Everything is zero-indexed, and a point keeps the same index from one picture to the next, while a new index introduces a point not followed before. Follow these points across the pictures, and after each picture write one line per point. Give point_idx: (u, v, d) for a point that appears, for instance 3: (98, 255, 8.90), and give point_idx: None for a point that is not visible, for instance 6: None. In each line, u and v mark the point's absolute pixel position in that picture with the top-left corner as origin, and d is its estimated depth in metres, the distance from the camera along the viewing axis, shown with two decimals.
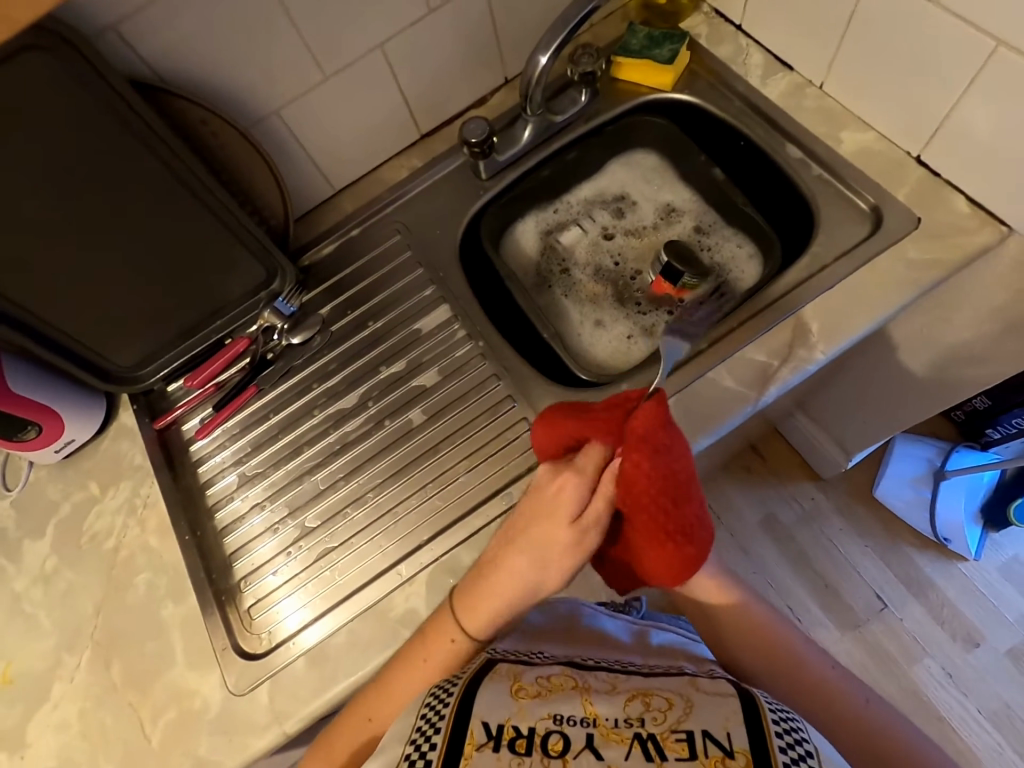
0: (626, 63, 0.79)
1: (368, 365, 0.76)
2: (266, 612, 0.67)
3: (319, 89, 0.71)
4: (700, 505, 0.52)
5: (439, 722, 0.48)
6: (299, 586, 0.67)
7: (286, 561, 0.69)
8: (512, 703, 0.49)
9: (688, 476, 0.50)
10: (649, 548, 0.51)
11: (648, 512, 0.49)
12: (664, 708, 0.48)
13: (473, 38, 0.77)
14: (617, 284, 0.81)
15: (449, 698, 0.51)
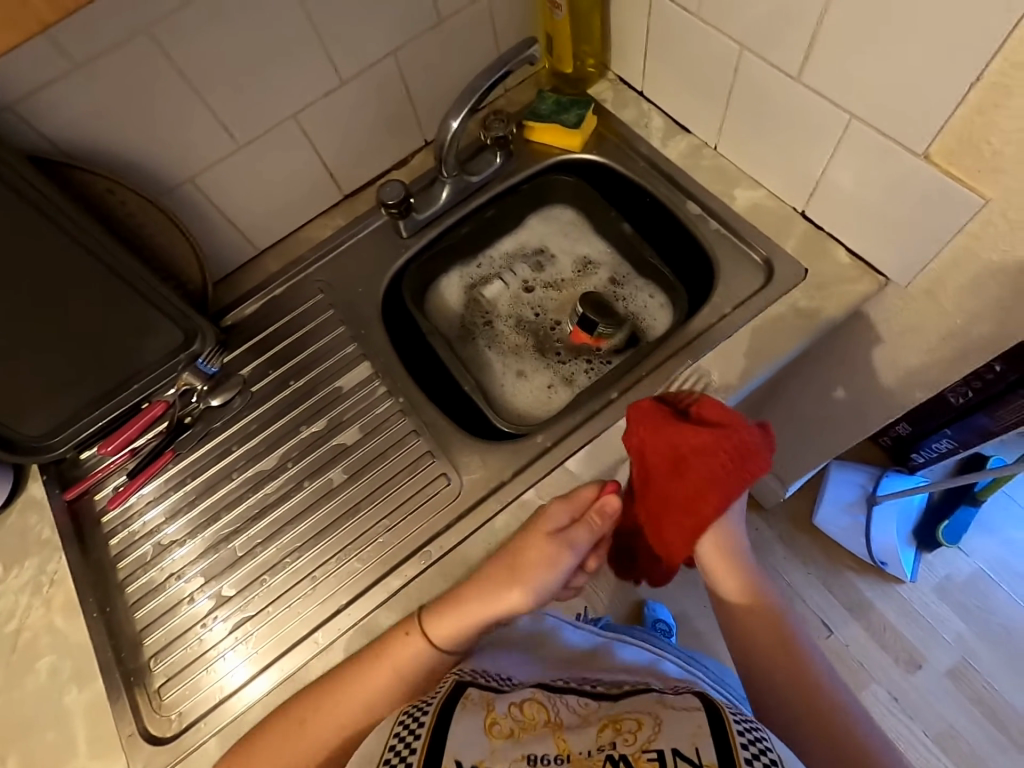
0: (537, 126, 0.83)
1: (290, 424, 0.75)
2: (181, 685, 0.64)
3: (233, 156, 0.73)
4: (729, 487, 0.55)
5: (411, 758, 0.46)
6: (210, 662, 0.64)
7: (199, 634, 0.66)
8: (486, 742, 0.48)
9: (699, 456, 0.55)
10: (670, 523, 0.58)
11: (663, 485, 0.57)
12: (635, 728, 0.47)
13: (388, 105, 0.80)
14: (538, 334, 0.83)
15: (420, 731, 0.49)
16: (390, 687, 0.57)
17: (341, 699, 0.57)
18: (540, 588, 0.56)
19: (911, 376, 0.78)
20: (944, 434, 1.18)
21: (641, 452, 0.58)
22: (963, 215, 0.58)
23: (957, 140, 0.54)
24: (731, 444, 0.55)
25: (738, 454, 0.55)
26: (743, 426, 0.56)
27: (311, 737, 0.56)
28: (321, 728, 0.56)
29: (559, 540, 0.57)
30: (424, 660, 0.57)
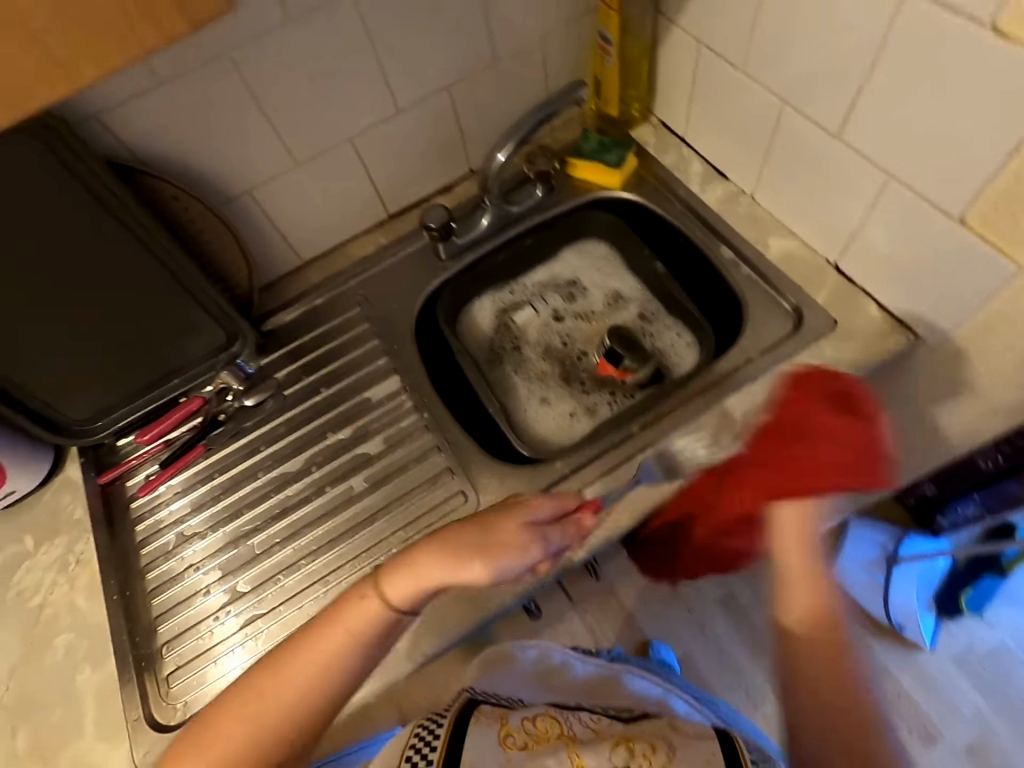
0: (580, 164, 0.87)
1: (317, 430, 0.77)
2: (188, 676, 0.66)
3: (290, 172, 0.77)
4: (828, 470, 0.54)
5: (431, 751, 0.49)
6: (220, 653, 0.66)
7: (211, 626, 0.68)
8: (500, 751, 0.51)
9: (819, 422, 0.56)
10: (757, 481, 0.58)
11: (780, 445, 0.57)
12: (647, 752, 0.50)
13: (439, 134, 0.84)
14: (565, 363, 0.85)
15: (439, 732, 0.51)
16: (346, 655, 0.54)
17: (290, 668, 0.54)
18: (505, 558, 0.55)
19: None
20: (973, 497, 1.14)
21: (781, 424, 0.59)
22: (998, 281, 0.58)
23: (994, 208, 0.55)
24: (864, 436, 0.54)
25: (869, 445, 0.54)
26: (875, 420, 0.56)
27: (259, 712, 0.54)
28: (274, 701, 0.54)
29: (528, 523, 0.57)
30: (378, 622, 0.55)
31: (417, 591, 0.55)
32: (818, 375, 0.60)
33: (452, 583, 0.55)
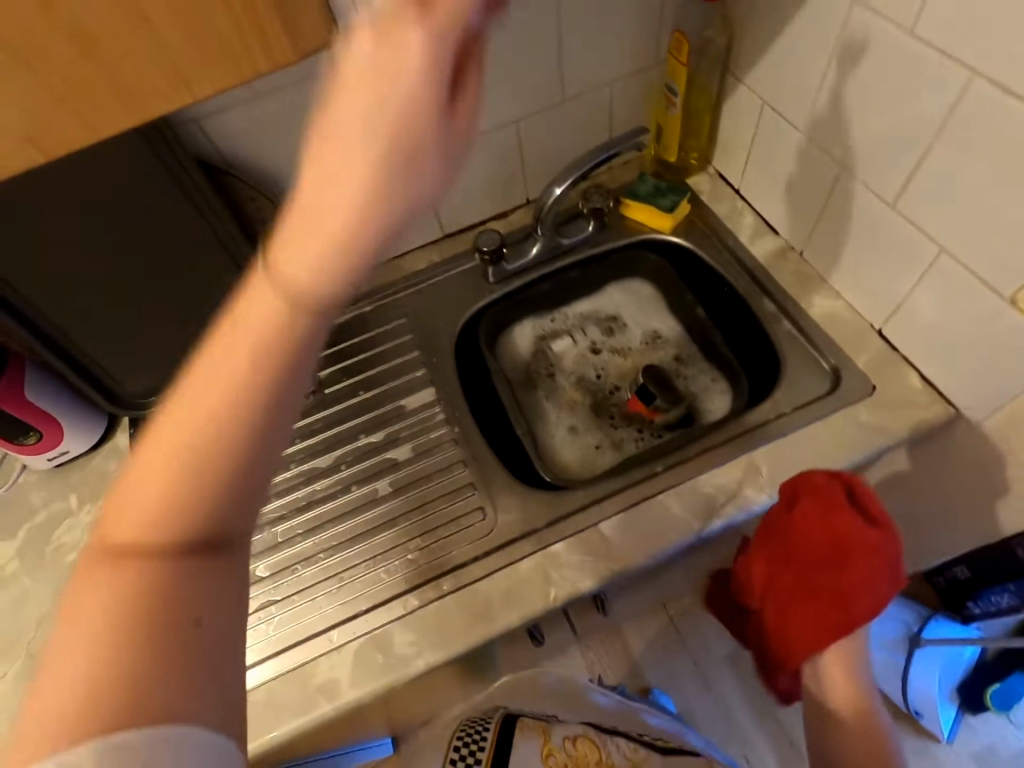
0: (633, 204, 0.89)
1: (351, 430, 0.80)
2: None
3: None
4: (862, 583, 0.59)
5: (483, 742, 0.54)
6: None
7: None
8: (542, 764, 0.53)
9: (851, 542, 0.59)
10: (798, 607, 0.61)
11: (806, 568, 0.61)
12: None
13: (501, 164, 0.88)
14: (597, 395, 0.86)
15: (487, 731, 0.56)
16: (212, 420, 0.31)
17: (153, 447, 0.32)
18: (414, 121, 0.29)
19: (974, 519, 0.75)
20: (1009, 589, 1.03)
21: (809, 537, 0.60)
22: None
23: None
24: (888, 548, 0.60)
25: (895, 556, 0.60)
26: (895, 528, 0.61)
27: (112, 586, 0.30)
28: (146, 555, 0.31)
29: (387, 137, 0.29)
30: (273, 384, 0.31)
31: (328, 250, 0.30)
32: (823, 479, 0.61)
33: (344, 248, 0.30)
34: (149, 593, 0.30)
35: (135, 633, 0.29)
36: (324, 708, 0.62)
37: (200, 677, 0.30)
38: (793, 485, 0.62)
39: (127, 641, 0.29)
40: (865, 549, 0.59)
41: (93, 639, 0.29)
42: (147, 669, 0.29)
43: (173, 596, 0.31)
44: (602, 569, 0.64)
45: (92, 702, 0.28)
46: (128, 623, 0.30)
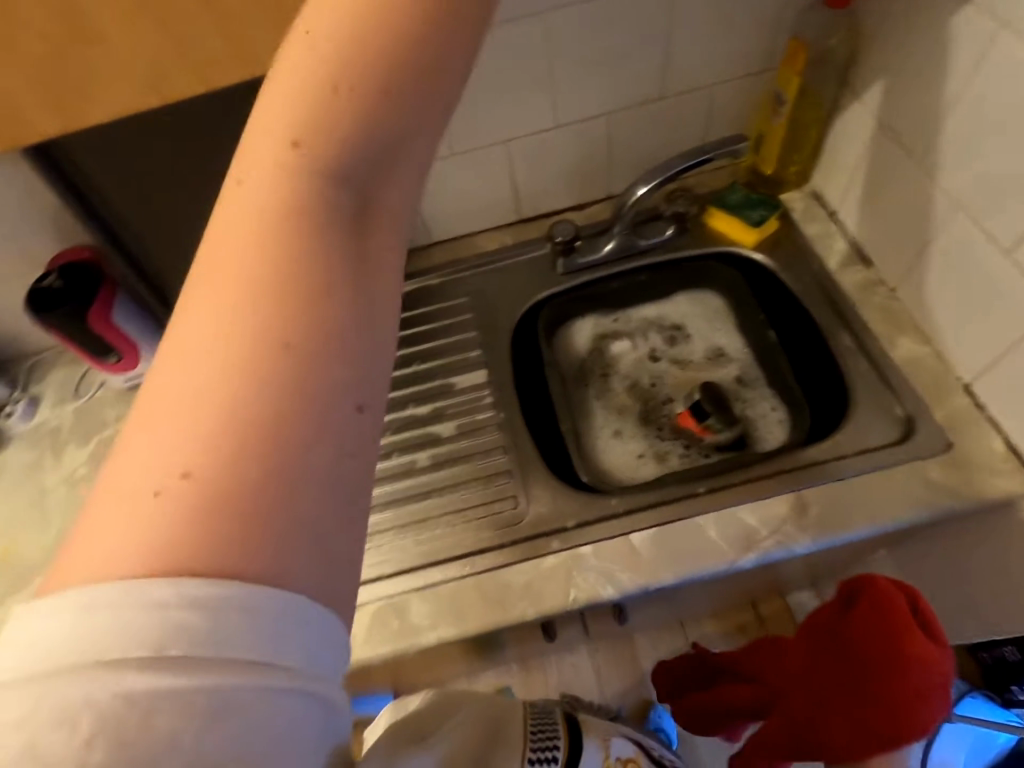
0: (718, 214, 0.86)
1: (400, 399, 0.82)
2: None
3: (444, 160, 0.82)
4: (915, 695, 0.55)
5: None
6: None
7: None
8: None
9: (913, 655, 0.56)
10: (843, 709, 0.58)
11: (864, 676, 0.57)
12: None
13: (587, 155, 0.86)
14: (648, 403, 0.84)
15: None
16: (307, 171, 0.27)
17: (251, 217, 0.27)
18: None
19: None
20: None
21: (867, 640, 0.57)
22: None
23: None
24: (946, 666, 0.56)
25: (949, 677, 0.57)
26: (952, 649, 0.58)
27: (210, 376, 0.24)
28: (241, 352, 0.24)
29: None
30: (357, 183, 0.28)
31: None
32: (887, 585, 0.58)
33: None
34: (257, 400, 0.24)
35: (255, 449, 0.23)
36: None
37: (324, 533, 0.24)
38: (857, 587, 0.60)
39: (245, 459, 0.23)
40: (928, 664, 0.56)
41: (178, 444, 0.23)
42: (263, 505, 0.23)
43: (285, 398, 0.24)
44: (625, 579, 0.64)
45: (204, 527, 0.22)
46: (231, 422, 0.24)
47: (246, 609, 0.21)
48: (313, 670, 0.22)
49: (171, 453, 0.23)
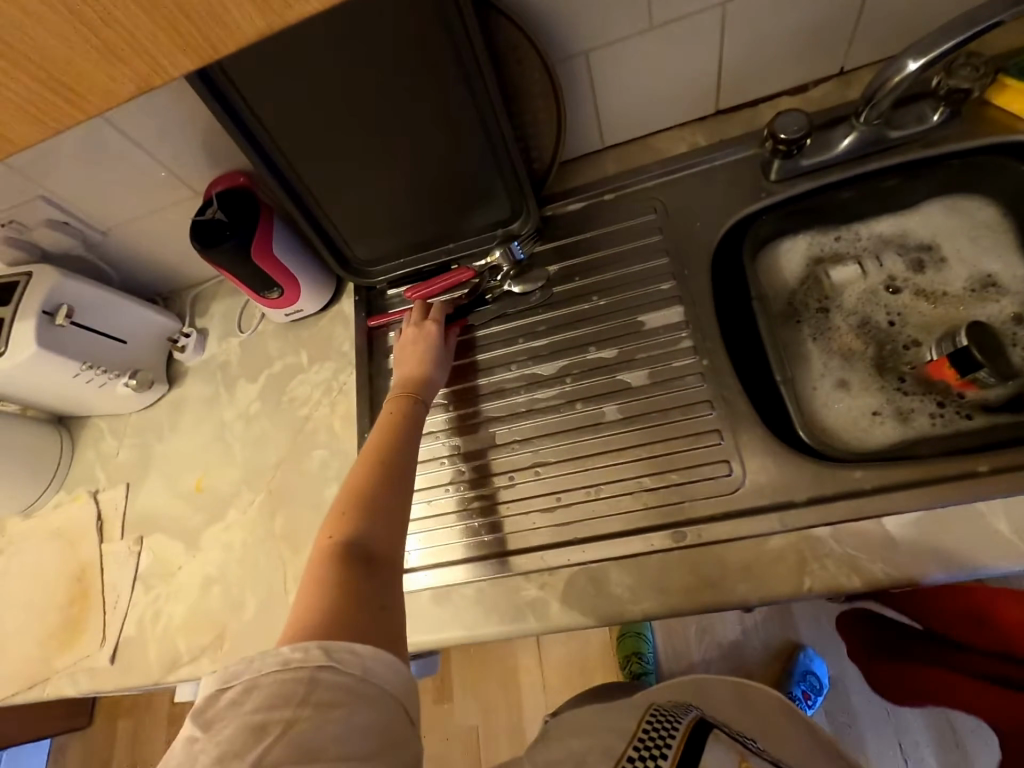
0: (1015, 87, 0.62)
1: (579, 340, 0.72)
2: (410, 530, 0.68)
3: (637, 38, 0.65)
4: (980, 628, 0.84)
5: (665, 749, 0.55)
6: (430, 527, 0.68)
7: (441, 494, 0.70)
8: None
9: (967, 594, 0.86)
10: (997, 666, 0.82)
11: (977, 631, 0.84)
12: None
13: (830, 16, 0.64)
14: (884, 347, 0.68)
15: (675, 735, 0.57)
16: (342, 542, 0.52)
17: (325, 550, 0.52)
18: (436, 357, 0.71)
19: None
20: None
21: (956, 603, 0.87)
22: None
23: None
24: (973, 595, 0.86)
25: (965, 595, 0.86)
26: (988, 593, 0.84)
27: (318, 573, 0.49)
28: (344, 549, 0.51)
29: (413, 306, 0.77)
30: (409, 425, 0.65)
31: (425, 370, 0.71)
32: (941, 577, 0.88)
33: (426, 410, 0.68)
34: (334, 578, 0.48)
35: (349, 597, 0.47)
36: (531, 624, 0.60)
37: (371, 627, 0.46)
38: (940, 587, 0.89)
39: (348, 598, 0.47)
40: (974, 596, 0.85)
41: (306, 610, 0.46)
42: (363, 596, 0.48)
43: (352, 582, 0.48)
44: (877, 571, 0.53)
45: (320, 622, 0.45)
46: (328, 579, 0.48)
47: (327, 653, 0.42)
48: (371, 676, 0.42)
49: (300, 614, 0.46)
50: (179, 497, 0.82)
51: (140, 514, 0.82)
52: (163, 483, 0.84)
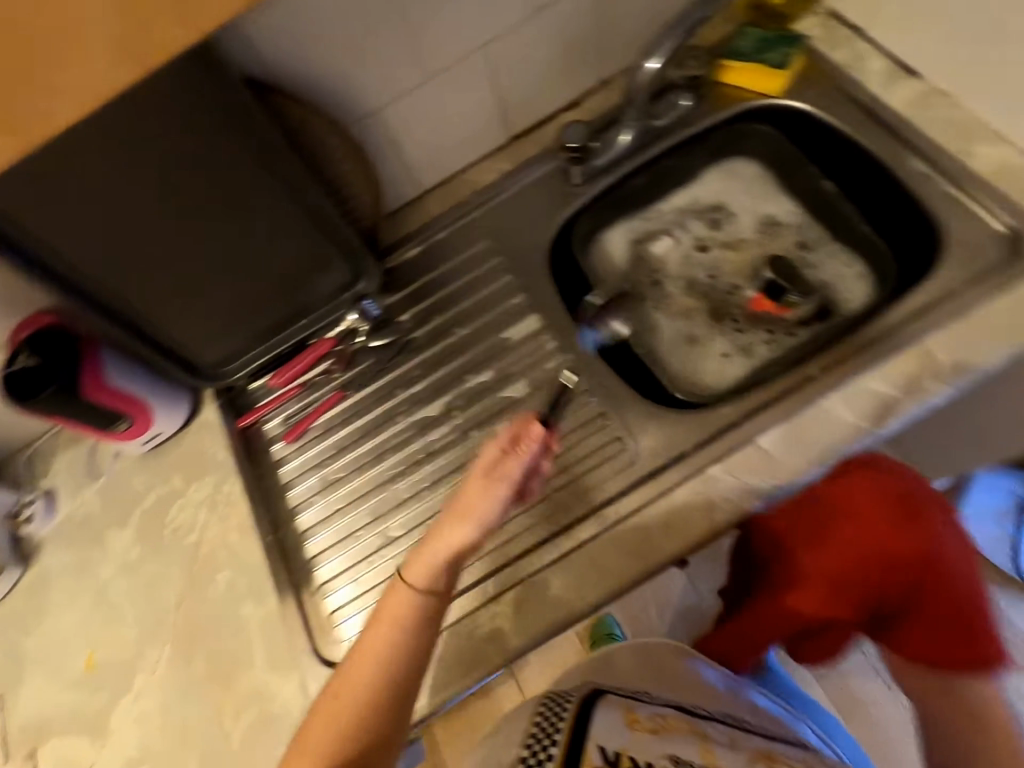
0: (736, 67, 0.75)
1: (452, 373, 0.73)
2: (352, 612, 0.67)
3: (417, 90, 0.70)
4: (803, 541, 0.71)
5: (557, 732, 0.46)
6: (369, 602, 0.67)
7: (367, 571, 0.68)
8: (630, 733, 0.46)
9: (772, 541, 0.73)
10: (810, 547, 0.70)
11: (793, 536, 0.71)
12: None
13: (578, 39, 0.74)
14: (713, 299, 0.77)
15: (564, 715, 0.48)
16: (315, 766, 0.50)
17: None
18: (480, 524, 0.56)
19: None
20: None
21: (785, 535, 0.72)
22: None
23: None
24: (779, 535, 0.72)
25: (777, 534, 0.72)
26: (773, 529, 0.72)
27: None
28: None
29: (487, 473, 0.57)
30: (391, 627, 0.54)
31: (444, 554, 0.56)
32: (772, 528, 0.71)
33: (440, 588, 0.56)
34: None
35: None
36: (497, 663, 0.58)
37: None
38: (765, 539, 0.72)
39: None
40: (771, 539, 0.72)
41: None
42: None
43: None
44: (770, 489, 0.59)
45: None
46: None
47: None
48: None
49: None
50: (69, 686, 0.70)
51: (25, 724, 0.70)
52: (44, 678, 0.71)
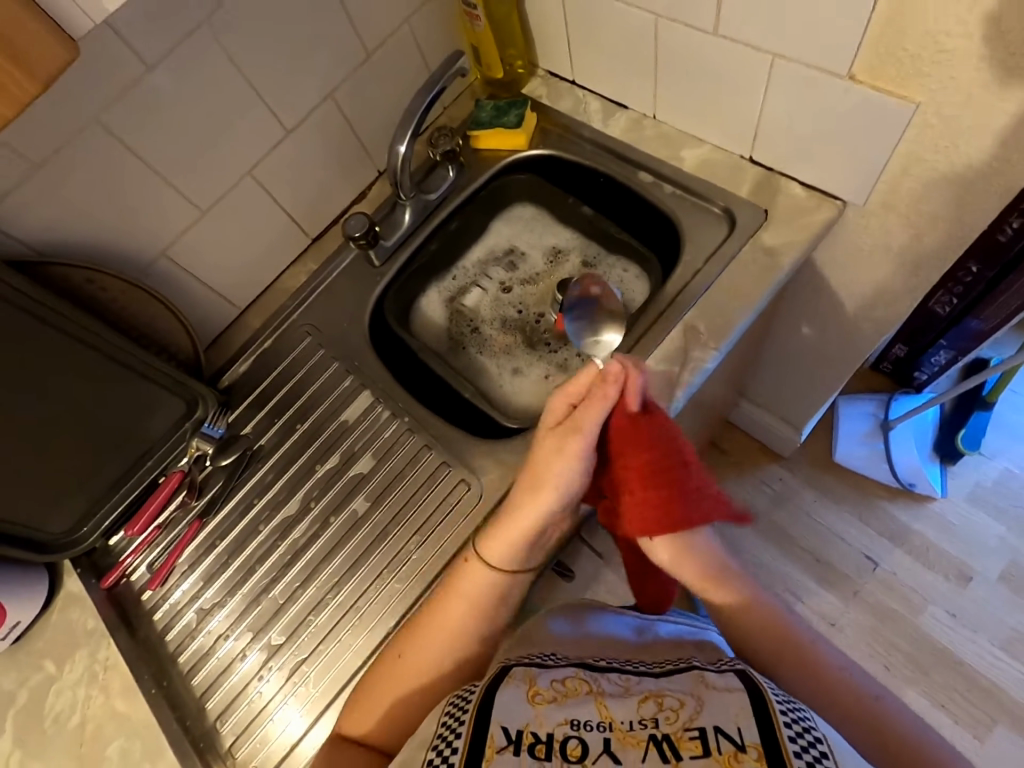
0: (481, 135, 0.86)
1: (304, 466, 0.76)
2: (282, 703, 0.65)
3: (198, 223, 0.75)
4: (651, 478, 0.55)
5: (459, 728, 0.48)
6: (291, 690, 0.66)
7: (278, 663, 0.67)
8: (530, 709, 0.48)
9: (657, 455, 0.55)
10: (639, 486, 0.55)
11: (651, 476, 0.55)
12: (676, 707, 0.48)
13: (338, 146, 0.83)
14: (525, 329, 0.85)
15: (468, 708, 0.50)
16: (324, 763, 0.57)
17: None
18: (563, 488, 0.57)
19: (880, 310, 0.82)
20: (941, 347, 1.20)
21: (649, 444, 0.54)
22: (903, 121, 0.59)
23: (878, 54, 0.57)
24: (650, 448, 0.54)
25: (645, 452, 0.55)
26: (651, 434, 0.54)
27: None
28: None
29: (565, 430, 0.56)
30: (466, 598, 0.60)
31: (510, 541, 0.59)
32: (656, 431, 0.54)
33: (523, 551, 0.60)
34: None
35: None
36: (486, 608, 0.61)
37: None
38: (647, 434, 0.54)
39: None
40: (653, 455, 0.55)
41: None
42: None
43: None
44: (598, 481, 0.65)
45: None
46: None
47: None
48: None
49: None
50: None
51: None
52: None
